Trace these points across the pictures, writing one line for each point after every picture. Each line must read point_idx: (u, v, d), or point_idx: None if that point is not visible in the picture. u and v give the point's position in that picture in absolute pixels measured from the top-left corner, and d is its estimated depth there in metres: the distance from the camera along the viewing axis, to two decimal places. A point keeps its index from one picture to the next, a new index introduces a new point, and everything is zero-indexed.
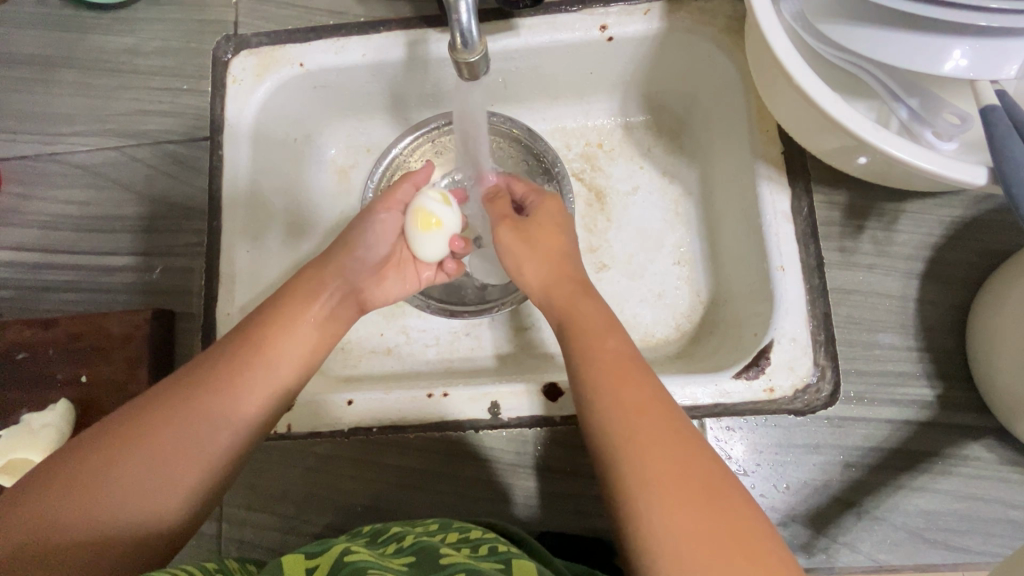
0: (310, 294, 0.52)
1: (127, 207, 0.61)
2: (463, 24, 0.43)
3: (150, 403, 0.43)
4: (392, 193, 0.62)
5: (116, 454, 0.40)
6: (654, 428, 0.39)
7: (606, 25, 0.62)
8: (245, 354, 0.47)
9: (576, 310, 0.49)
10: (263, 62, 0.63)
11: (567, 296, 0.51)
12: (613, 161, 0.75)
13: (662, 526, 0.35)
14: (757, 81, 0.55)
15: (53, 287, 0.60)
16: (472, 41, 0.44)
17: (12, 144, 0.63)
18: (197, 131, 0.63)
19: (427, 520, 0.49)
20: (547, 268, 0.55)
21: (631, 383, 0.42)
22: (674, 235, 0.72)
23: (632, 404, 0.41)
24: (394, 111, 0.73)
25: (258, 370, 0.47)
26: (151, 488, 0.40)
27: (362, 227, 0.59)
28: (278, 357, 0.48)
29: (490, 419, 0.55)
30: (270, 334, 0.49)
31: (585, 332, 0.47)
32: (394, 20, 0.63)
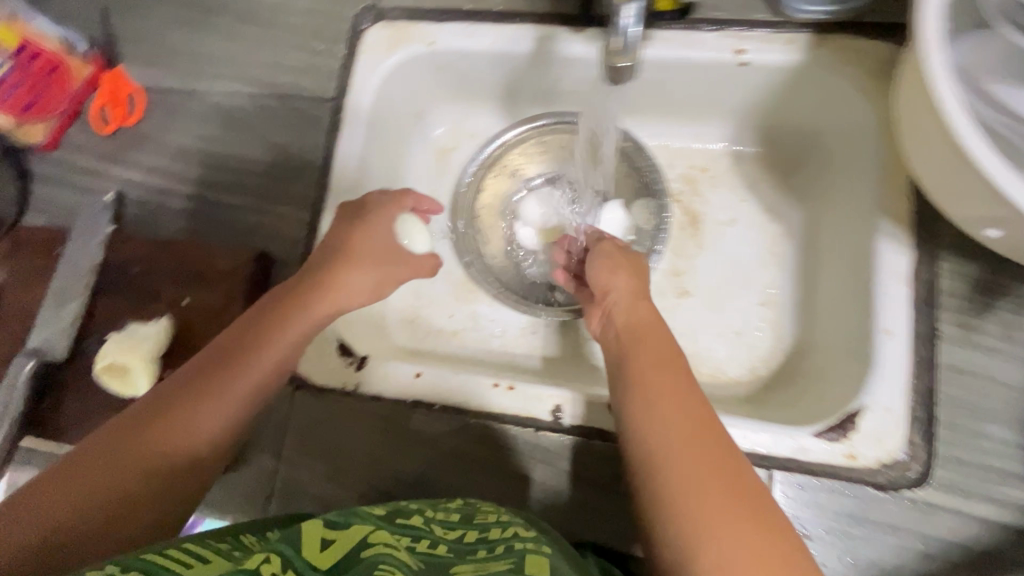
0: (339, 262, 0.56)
1: (248, 151, 0.65)
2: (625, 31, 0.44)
3: (143, 404, 0.45)
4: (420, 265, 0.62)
5: (106, 461, 0.42)
6: (703, 454, 0.39)
7: (742, 49, 0.59)
8: (241, 341, 0.49)
9: (643, 332, 0.49)
10: (396, 36, 0.66)
11: (644, 321, 0.50)
12: (714, 188, 0.73)
13: (719, 562, 0.35)
14: (902, 130, 0.51)
15: (170, 213, 0.64)
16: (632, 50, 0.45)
17: (160, 76, 0.68)
18: (324, 90, 0.65)
19: (449, 507, 0.48)
20: (626, 283, 0.54)
21: (692, 416, 0.41)
22: (766, 274, 0.69)
23: (698, 437, 0.40)
24: (506, 101, 0.74)
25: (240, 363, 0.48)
26: (149, 480, 0.42)
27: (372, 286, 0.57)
28: (260, 343, 0.50)
29: (551, 422, 0.55)
30: (256, 320, 0.51)
31: (660, 368, 0.45)
32: (528, 13, 0.63)
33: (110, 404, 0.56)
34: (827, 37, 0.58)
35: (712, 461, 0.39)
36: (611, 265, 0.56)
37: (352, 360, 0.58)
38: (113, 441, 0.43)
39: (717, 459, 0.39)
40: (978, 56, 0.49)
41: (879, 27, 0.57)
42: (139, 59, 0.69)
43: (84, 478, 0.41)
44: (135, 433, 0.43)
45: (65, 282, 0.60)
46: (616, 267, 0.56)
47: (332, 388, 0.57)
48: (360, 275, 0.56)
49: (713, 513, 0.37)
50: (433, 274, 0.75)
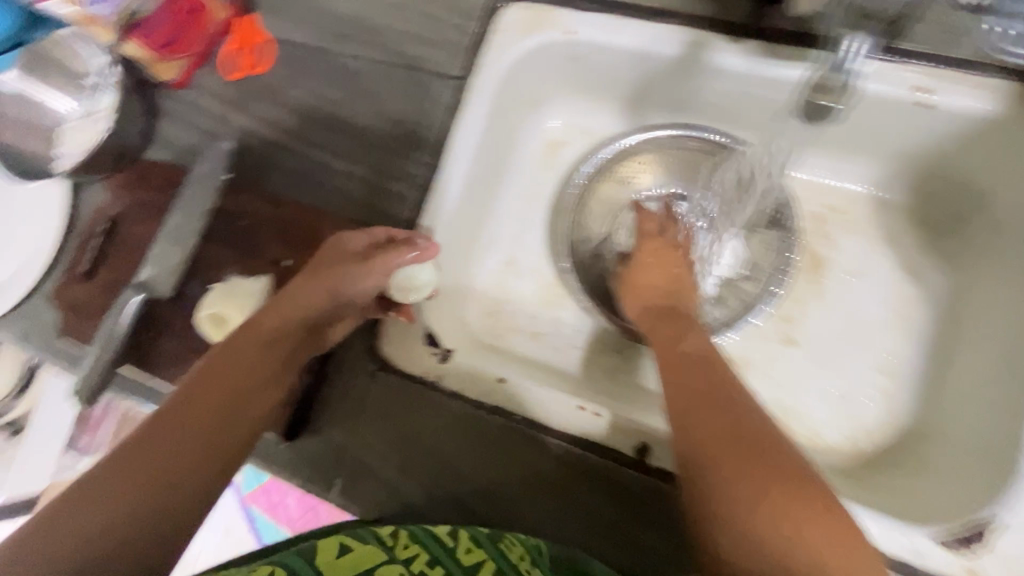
0: (340, 257, 0.54)
1: (366, 119, 0.64)
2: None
3: (138, 435, 0.41)
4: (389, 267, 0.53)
5: (120, 490, 0.38)
6: (723, 424, 0.42)
7: (929, 91, 0.52)
8: (241, 337, 0.49)
9: (661, 332, 0.54)
10: (535, 19, 0.62)
11: (654, 322, 0.56)
12: (847, 234, 0.66)
13: (766, 521, 0.36)
14: None
15: (282, 170, 0.64)
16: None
17: (293, 29, 0.68)
18: (450, 67, 0.63)
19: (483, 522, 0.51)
20: (642, 291, 0.60)
21: (709, 391, 0.45)
22: (889, 340, 0.62)
23: (720, 413, 0.43)
24: (632, 103, 0.69)
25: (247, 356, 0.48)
26: (177, 488, 0.39)
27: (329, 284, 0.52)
28: (259, 334, 0.49)
29: (634, 459, 0.51)
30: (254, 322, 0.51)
31: (700, 383, 0.46)
32: (684, 14, 0.58)
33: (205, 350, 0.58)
34: None
35: (736, 440, 0.40)
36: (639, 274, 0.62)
37: (436, 351, 0.57)
38: (117, 473, 0.38)
39: (743, 445, 0.40)
40: None
41: None
42: (275, 8, 0.68)
43: (98, 509, 0.37)
44: (145, 455, 0.39)
45: (177, 223, 0.61)
46: (648, 273, 0.61)
47: (414, 375, 0.57)
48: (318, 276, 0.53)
49: (744, 474, 0.39)
50: (522, 272, 0.73)
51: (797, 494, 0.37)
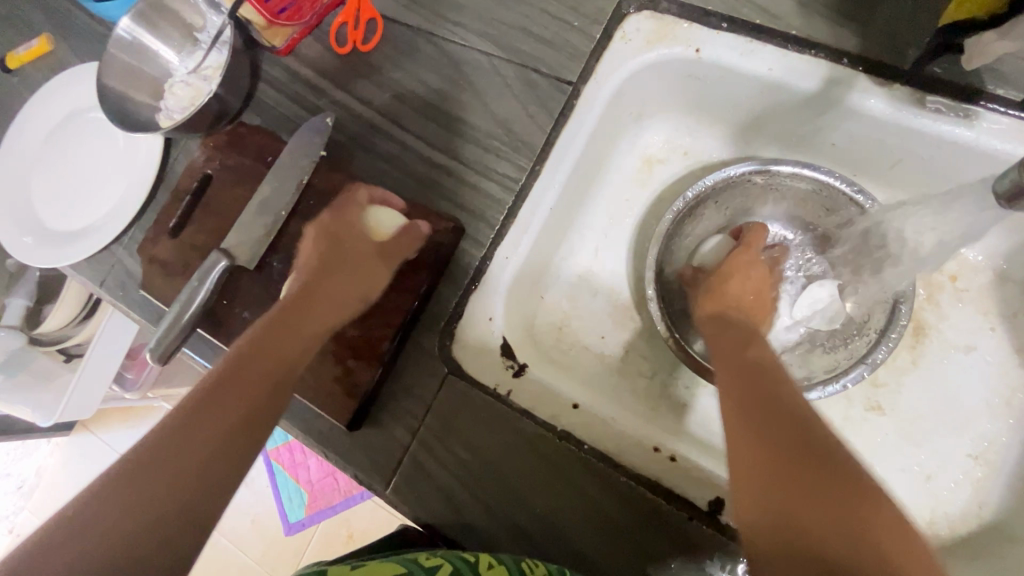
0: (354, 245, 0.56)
1: (467, 112, 0.62)
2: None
3: (167, 424, 0.38)
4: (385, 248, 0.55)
5: (147, 479, 0.35)
6: (765, 420, 0.39)
7: None
8: (271, 329, 0.48)
9: (721, 341, 0.52)
10: (661, 31, 0.58)
11: (720, 329, 0.54)
12: (957, 303, 0.61)
13: (805, 509, 0.33)
14: None
15: (375, 152, 0.63)
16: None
17: (404, 9, 0.66)
18: (564, 71, 0.60)
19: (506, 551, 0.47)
20: (715, 305, 0.57)
21: (749, 392, 0.42)
22: (988, 423, 0.58)
23: (761, 411, 0.40)
24: (744, 130, 0.65)
25: (276, 346, 0.47)
26: (211, 467, 0.37)
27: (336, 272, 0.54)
28: (288, 325, 0.49)
29: (706, 513, 0.49)
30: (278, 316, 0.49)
31: (758, 380, 0.43)
32: (828, 47, 0.53)
33: None
34: None
35: (784, 439, 0.37)
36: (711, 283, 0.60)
37: (513, 366, 0.57)
38: (149, 461, 0.35)
39: (787, 436, 0.37)
40: None
41: None
42: None
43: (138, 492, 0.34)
44: (174, 441, 0.37)
45: (268, 193, 0.61)
46: (730, 274, 0.60)
47: (485, 386, 0.55)
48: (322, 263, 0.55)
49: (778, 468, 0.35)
50: (597, 288, 0.70)
51: (825, 482, 0.33)
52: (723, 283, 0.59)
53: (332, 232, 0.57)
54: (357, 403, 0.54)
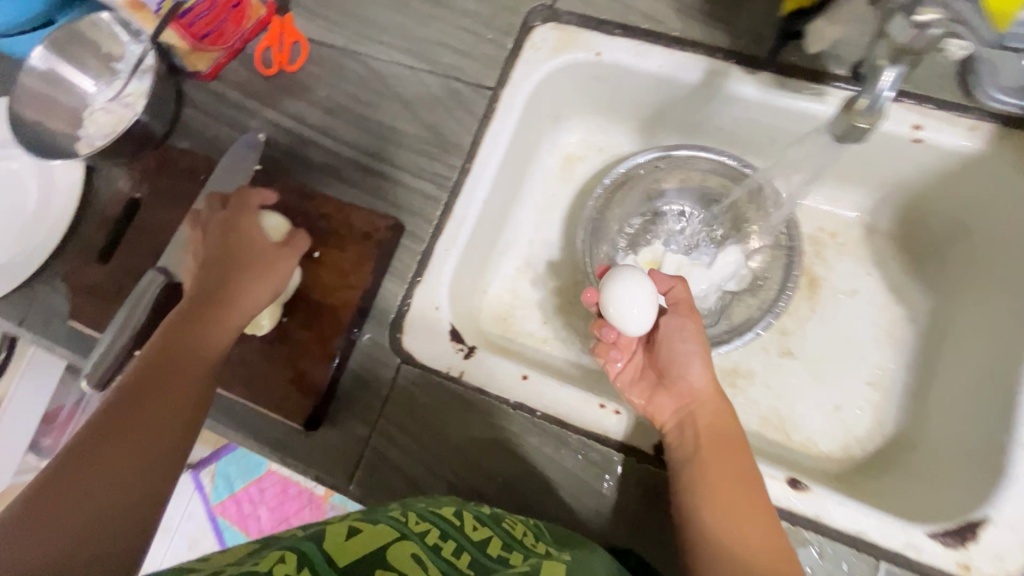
0: (240, 246, 0.56)
1: (398, 120, 0.66)
2: (879, 91, 0.43)
3: (74, 452, 0.43)
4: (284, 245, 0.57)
5: (63, 505, 0.41)
6: (734, 500, 0.48)
7: (921, 126, 0.57)
8: (169, 339, 0.50)
9: (712, 402, 0.54)
10: (565, 40, 0.66)
11: (713, 397, 0.54)
12: (840, 256, 0.71)
13: None
14: None
15: (310, 164, 0.65)
16: (877, 111, 0.43)
17: (328, 31, 0.69)
18: (483, 78, 0.66)
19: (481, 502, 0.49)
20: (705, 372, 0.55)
21: (731, 469, 0.50)
22: (878, 354, 0.67)
23: (735, 491, 0.49)
24: (648, 124, 0.73)
25: (174, 357, 0.50)
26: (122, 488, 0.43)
27: (232, 274, 0.54)
28: (187, 333, 0.51)
29: (652, 455, 0.54)
30: (177, 324, 0.52)
31: (721, 452, 0.51)
32: (704, 45, 0.62)
33: None
34: (1015, 132, 0.55)
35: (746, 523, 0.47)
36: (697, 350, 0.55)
37: (462, 348, 0.58)
38: (59, 492, 0.41)
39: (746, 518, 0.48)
40: None
41: None
42: (311, 11, 0.70)
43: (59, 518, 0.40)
44: (80, 469, 0.43)
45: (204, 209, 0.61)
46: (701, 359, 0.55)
47: (438, 370, 0.57)
48: (214, 263, 0.55)
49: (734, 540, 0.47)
50: (536, 278, 0.75)
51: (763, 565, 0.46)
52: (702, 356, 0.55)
53: (216, 233, 0.57)
54: (314, 401, 0.55)
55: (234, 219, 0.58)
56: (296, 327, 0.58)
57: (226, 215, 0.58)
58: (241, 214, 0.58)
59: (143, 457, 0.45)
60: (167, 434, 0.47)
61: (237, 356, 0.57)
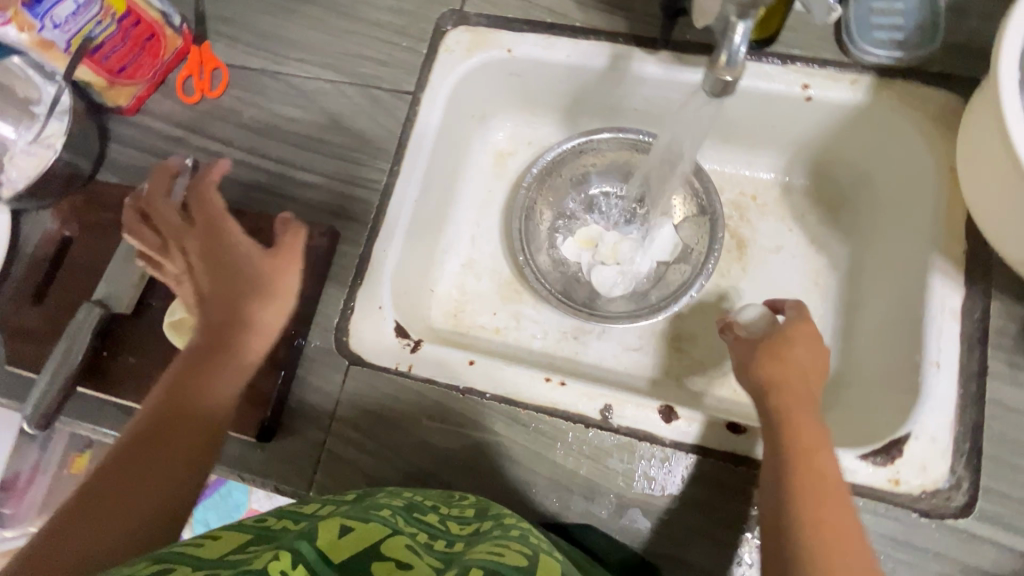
0: (236, 262, 0.55)
1: (324, 133, 0.68)
2: (732, 47, 0.47)
3: (99, 474, 0.44)
4: (278, 251, 0.56)
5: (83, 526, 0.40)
6: (827, 523, 0.42)
7: (808, 85, 0.62)
8: (189, 363, 0.51)
9: (794, 407, 0.48)
10: (476, 40, 0.69)
11: (795, 402, 0.49)
12: (763, 217, 0.75)
13: None
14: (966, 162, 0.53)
15: (242, 184, 0.66)
16: (736, 62, 0.47)
17: (248, 55, 0.71)
18: (402, 83, 0.68)
19: (463, 504, 0.50)
20: (782, 378, 0.50)
21: (824, 491, 0.44)
22: (808, 303, 0.71)
23: (827, 514, 0.43)
24: (569, 113, 0.77)
25: (191, 379, 0.50)
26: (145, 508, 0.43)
27: (235, 290, 0.54)
28: (205, 356, 0.51)
29: (600, 420, 0.55)
30: (195, 347, 0.52)
31: (803, 468, 0.45)
32: (606, 31, 0.66)
33: (166, 359, 0.58)
34: (890, 81, 0.60)
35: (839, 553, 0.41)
36: (767, 354, 0.52)
37: (408, 342, 0.60)
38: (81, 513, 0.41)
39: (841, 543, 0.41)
40: None
41: (942, 77, 0.60)
42: (229, 38, 0.72)
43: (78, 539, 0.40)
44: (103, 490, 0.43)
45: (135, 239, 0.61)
46: (773, 359, 0.51)
47: (386, 367, 0.59)
48: (214, 281, 0.54)
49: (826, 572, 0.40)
50: (482, 273, 0.77)
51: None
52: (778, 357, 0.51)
53: (202, 252, 0.56)
54: (264, 412, 0.56)
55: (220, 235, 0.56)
56: None
57: (204, 226, 0.57)
58: (226, 225, 0.57)
59: (163, 481, 0.44)
60: (188, 455, 0.46)
61: None
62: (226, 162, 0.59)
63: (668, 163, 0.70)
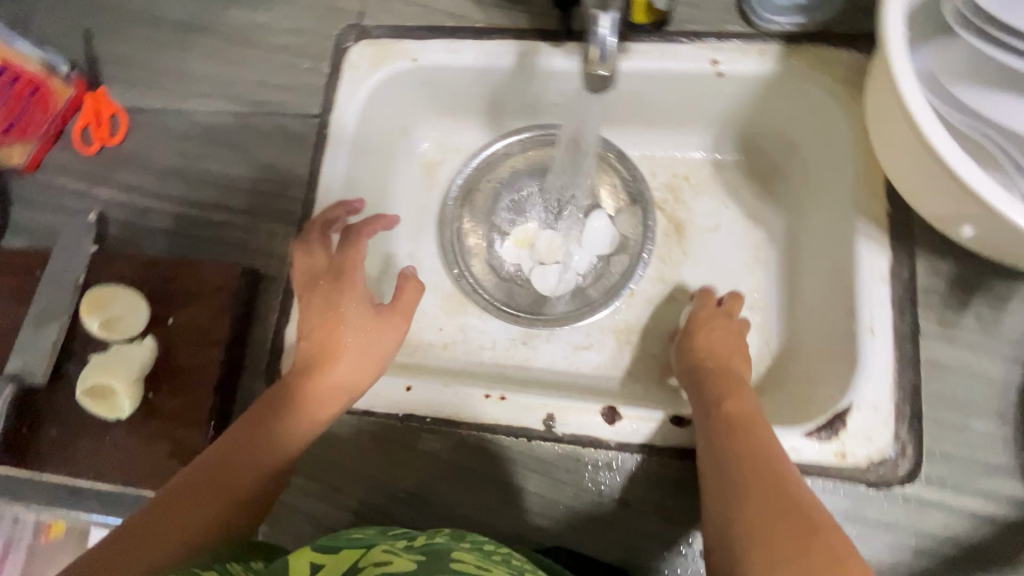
0: (353, 310, 0.56)
1: (234, 168, 0.65)
2: (602, 38, 0.45)
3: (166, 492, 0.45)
4: (397, 302, 0.57)
5: (137, 539, 0.42)
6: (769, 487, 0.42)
7: (718, 60, 0.61)
8: (277, 401, 0.51)
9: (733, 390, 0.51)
10: (380, 53, 0.66)
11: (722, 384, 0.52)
12: (697, 196, 0.74)
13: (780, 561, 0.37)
14: (874, 122, 0.53)
15: (154, 232, 0.64)
16: (607, 58, 0.46)
17: (145, 96, 0.68)
18: (307, 107, 0.66)
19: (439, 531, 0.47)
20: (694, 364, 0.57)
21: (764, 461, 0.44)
22: (752, 279, 0.70)
23: (766, 474, 0.43)
24: (490, 115, 0.75)
25: (269, 418, 0.50)
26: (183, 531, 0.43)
27: (351, 334, 0.55)
28: (289, 400, 0.51)
29: (543, 431, 0.54)
30: (286, 386, 0.52)
31: (745, 446, 0.45)
32: (509, 29, 0.64)
33: (89, 427, 0.56)
34: (797, 47, 0.59)
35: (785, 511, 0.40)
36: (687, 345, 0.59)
37: None
38: (141, 525, 0.43)
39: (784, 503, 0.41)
40: (941, 59, 0.51)
41: (847, 38, 0.59)
42: (123, 81, 0.69)
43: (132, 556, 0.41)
44: (166, 505, 0.44)
45: (43, 305, 0.58)
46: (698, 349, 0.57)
47: None
48: (323, 324, 0.55)
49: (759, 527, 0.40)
50: None
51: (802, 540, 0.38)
52: (691, 348, 0.58)
53: (320, 291, 0.57)
54: None
55: (344, 277, 0.57)
56: (162, 399, 0.55)
57: (334, 268, 0.58)
58: (354, 274, 0.58)
59: (210, 508, 0.45)
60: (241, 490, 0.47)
61: (110, 442, 0.55)
62: (394, 218, 0.62)
63: (573, 148, 0.70)
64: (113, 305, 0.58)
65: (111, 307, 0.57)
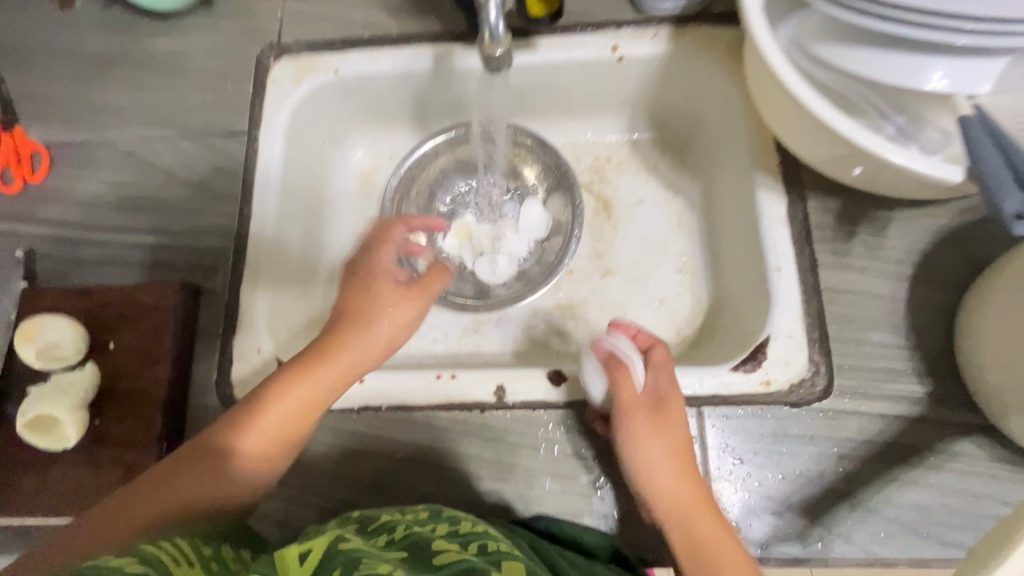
0: (374, 285, 0.57)
1: (166, 191, 0.65)
2: (491, 23, 0.51)
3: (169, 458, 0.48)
4: (423, 280, 0.59)
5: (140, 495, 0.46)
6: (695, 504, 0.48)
7: (617, 46, 0.66)
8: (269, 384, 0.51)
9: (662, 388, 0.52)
10: (301, 68, 0.69)
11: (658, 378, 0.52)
12: (620, 174, 0.79)
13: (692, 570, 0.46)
14: (754, 84, 0.59)
15: (87, 262, 0.63)
16: (498, 38, 0.51)
17: (65, 130, 0.68)
18: (234, 125, 0.67)
19: (418, 508, 0.48)
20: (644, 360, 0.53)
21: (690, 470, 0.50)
22: (678, 243, 0.75)
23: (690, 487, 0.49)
24: (417, 119, 0.78)
25: (262, 403, 0.50)
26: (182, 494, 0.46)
27: (378, 304, 0.56)
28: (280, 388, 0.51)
29: (495, 402, 0.56)
30: (285, 370, 0.52)
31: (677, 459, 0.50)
32: (423, 34, 0.68)
33: (33, 464, 0.54)
34: (685, 28, 0.65)
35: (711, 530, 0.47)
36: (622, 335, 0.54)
37: None
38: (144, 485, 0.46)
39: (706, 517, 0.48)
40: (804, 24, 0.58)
41: (725, 16, 0.66)
42: (41, 118, 0.68)
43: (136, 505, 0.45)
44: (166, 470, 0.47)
45: None
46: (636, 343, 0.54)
47: None
48: (352, 296, 0.57)
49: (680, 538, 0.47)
50: None
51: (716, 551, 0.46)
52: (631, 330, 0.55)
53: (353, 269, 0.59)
54: None
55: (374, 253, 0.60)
56: (111, 424, 0.55)
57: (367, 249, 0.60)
58: (382, 252, 0.60)
59: (203, 479, 0.47)
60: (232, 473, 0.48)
61: (58, 476, 0.54)
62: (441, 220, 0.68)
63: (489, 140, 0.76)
64: (44, 333, 0.56)
65: (43, 335, 0.56)
